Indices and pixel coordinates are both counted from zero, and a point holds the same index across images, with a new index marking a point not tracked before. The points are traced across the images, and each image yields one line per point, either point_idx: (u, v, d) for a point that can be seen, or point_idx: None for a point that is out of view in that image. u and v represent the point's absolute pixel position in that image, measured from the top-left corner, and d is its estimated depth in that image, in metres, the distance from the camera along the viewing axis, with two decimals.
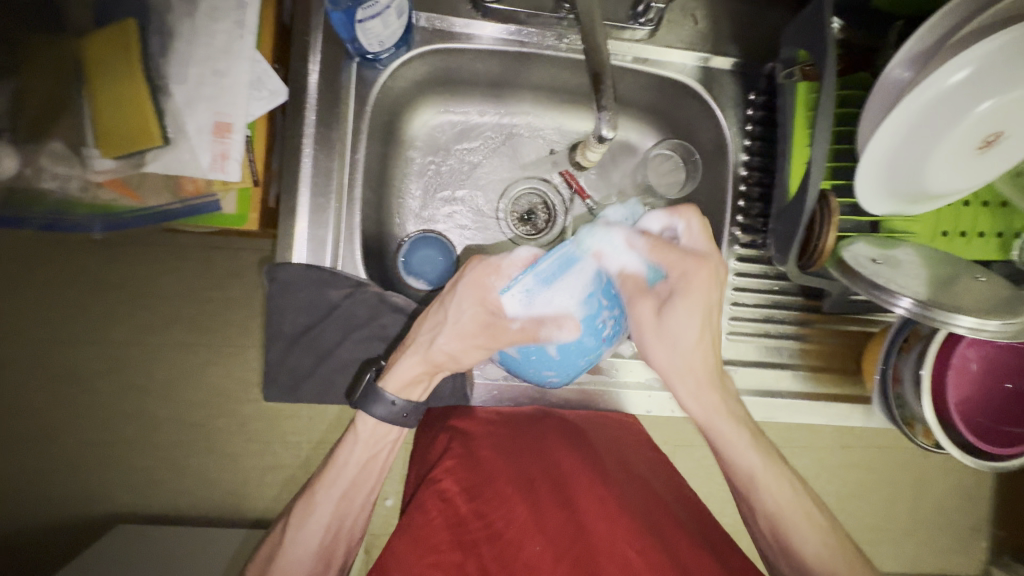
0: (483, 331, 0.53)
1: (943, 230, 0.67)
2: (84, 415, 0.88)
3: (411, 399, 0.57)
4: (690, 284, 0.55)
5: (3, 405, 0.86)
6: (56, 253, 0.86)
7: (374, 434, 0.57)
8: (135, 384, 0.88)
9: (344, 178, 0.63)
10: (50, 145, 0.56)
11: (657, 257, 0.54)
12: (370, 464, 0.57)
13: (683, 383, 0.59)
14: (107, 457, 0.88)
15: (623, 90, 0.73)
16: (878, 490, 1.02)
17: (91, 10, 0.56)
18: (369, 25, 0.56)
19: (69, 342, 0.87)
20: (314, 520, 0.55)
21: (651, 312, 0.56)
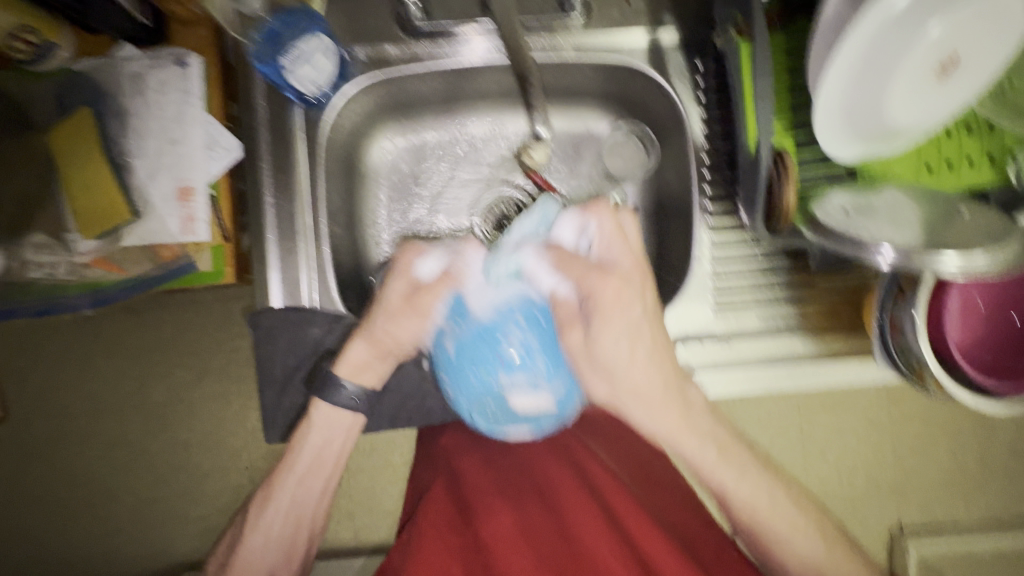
0: (414, 308, 0.60)
1: (926, 163, 0.62)
2: (119, 480, 0.92)
3: (359, 384, 0.61)
4: (611, 287, 0.55)
5: (45, 482, 0.91)
6: (71, 333, 0.91)
7: (326, 422, 0.62)
8: (162, 444, 0.92)
9: (309, 219, 0.65)
10: (33, 238, 0.60)
11: (565, 272, 0.57)
12: (321, 454, 0.62)
13: (632, 405, 0.57)
14: (147, 516, 0.92)
15: (570, 82, 0.72)
16: (922, 444, 0.97)
17: (52, 107, 0.60)
18: (300, 72, 0.61)
19: (95, 415, 0.91)
20: (271, 509, 0.61)
21: (580, 339, 0.56)
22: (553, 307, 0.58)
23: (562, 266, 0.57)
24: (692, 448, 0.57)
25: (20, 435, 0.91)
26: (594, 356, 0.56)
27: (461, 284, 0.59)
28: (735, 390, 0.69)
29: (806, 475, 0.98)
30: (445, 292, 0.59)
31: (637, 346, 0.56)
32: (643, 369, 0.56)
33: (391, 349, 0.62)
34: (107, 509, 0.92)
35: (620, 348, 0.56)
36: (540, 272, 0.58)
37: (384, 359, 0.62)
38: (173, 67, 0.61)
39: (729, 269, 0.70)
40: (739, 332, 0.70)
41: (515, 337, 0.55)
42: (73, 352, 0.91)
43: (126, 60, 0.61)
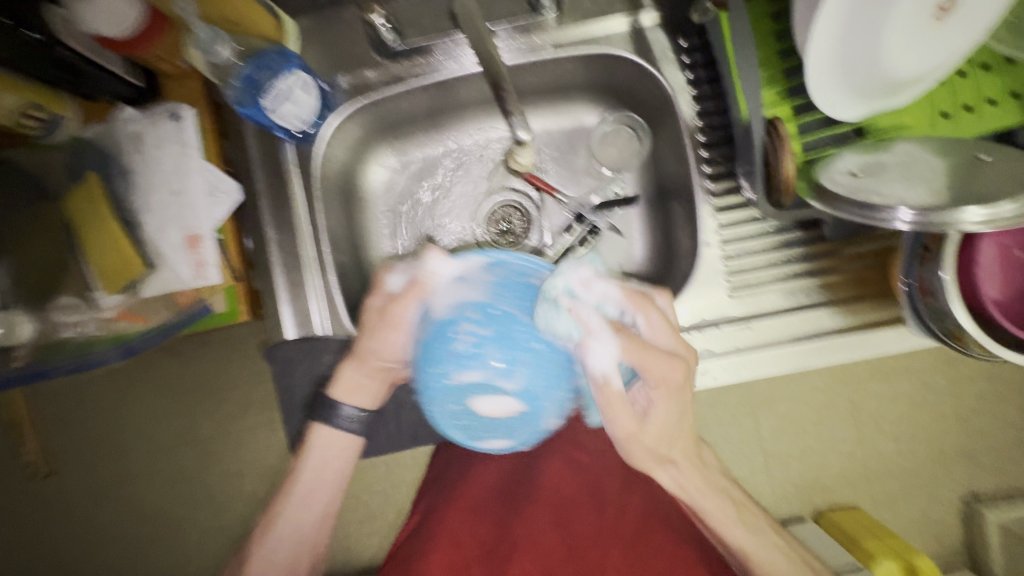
0: (387, 322, 0.59)
1: (942, 109, 0.58)
2: (172, 515, 0.97)
3: (358, 406, 0.64)
4: (664, 374, 0.54)
5: (109, 524, 0.97)
6: (117, 385, 0.96)
7: (327, 441, 0.64)
8: (212, 479, 0.96)
9: (313, 250, 0.67)
10: (62, 300, 0.63)
11: (634, 359, 0.53)
12: (324, 472, 0.65)
13: (662, 464, 0.60)
14: (201, 547, 0.97)
15: (552, 78, 0.71)
16: (982, 406, 0.91)
17: (63, 176, 0.64)
18: (283, 110, 0.62)
19: (149, 458, 0.97)
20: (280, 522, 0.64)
21: (630, 423, 0.56)
22: (514, 302, 0.51)
23: (638, 351, 0.53)
24: (707, 503, 0.61)
25: (82, 484, 0.96)
26: (648, 423, 0.57)
27: (423, 292, 0.56)
28: (759, 372, 0.66)
29: (862, 451, 0.93)
30: (418, 298, 0.57)
31: (679, 410, 0.56)
32: (677, 428, 0.58)
33: (381, 364, 0.62)
34: (172, 545, 0.97)
35: (672, 416, 0.57)
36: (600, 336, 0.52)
37: (380, 377, 0.63)
38: (168, 122, 0.63)
39: (739, 249, 0.67)
40: (760, 313, 0.67)
41: (465, 334, 0.50)
42: (119, 402, 0.96)
43: (124, 120, 0.64)
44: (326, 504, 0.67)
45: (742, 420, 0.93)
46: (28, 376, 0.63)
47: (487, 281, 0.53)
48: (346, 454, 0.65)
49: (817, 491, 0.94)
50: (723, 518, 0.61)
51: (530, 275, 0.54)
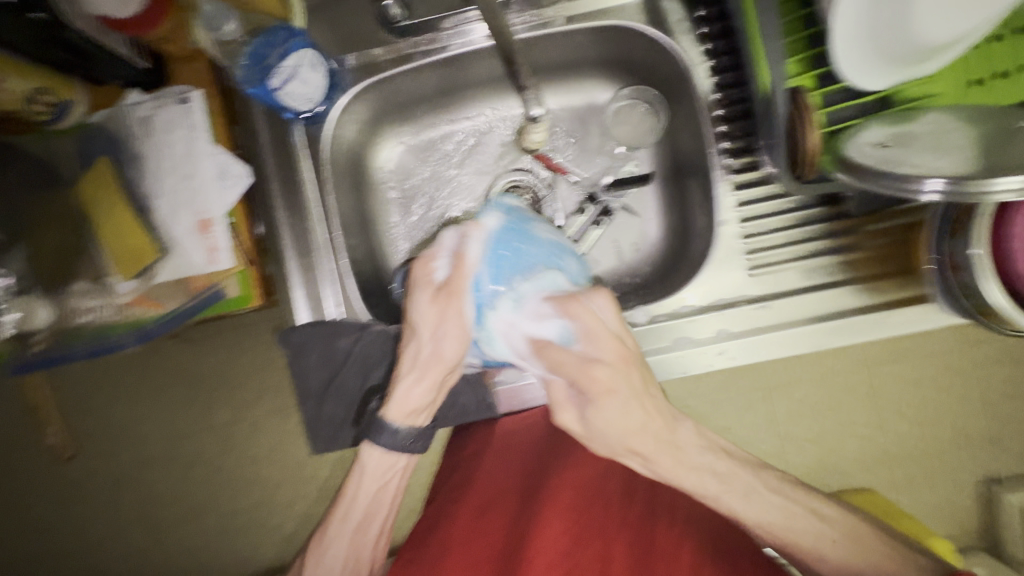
0: (443, 318, 0.59)
1: (976, 78, 0.56)
2: (194, 495, 0.99)
3: (412, 425, 0.61)
4: (590, 332, 0.53)
5: (132, 505, 0.99)
6: (137, 373, 0.97)
7: (379, 463, 0.62)
8: (231, 463, 0.98)
9: (324, 232, 0.66)
10: (77, 286, 0.64)
11: (557, 352, 0.54)
12: (379, 494, 0.62)
13: (636, 457, 0.53)
14: (225, 528, 0.99)
15: (564, 54, 0.69)
16: (1007, 386, 0.89)
17: (76, 162, 0.64)
18: (290, 89, 0.60)
19: (169, 442, 0.98)
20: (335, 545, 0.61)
21: (574, 416, 0.54)
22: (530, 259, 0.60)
23: (594, 329, 0.53)
24: (682, 480, 0.53)
25: (104, 467, 0.99)
26: (593, 427, 0.53)
27: (469, 269, 0.59)
28: (778, 353, 0.65)
29: (881, 434, 0.92)
30: (469, 282, 0.59)
31: (630, 409, 0.52)
32: (633, 427, 0.52)
33: (441, 371, 0.61)
34: (194, 528, 0.99)
35: (620, 419, 0.52)
36: (549, 319, 0.55)
37: (437, 387, 0.62)
38: (177, 106, 0.63)
39: (757, 227, 0.65)
40: (779, 292, 0.65)
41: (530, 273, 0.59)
42: (138, 389, 0.97)
43: (135, 105, 0.64)
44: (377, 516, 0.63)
45: (755, 404, 0.92)
46: (51, 358, 0.65)
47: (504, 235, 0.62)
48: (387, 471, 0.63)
49: (841, 476, 0.92)
50: (703, 487, 0.53)
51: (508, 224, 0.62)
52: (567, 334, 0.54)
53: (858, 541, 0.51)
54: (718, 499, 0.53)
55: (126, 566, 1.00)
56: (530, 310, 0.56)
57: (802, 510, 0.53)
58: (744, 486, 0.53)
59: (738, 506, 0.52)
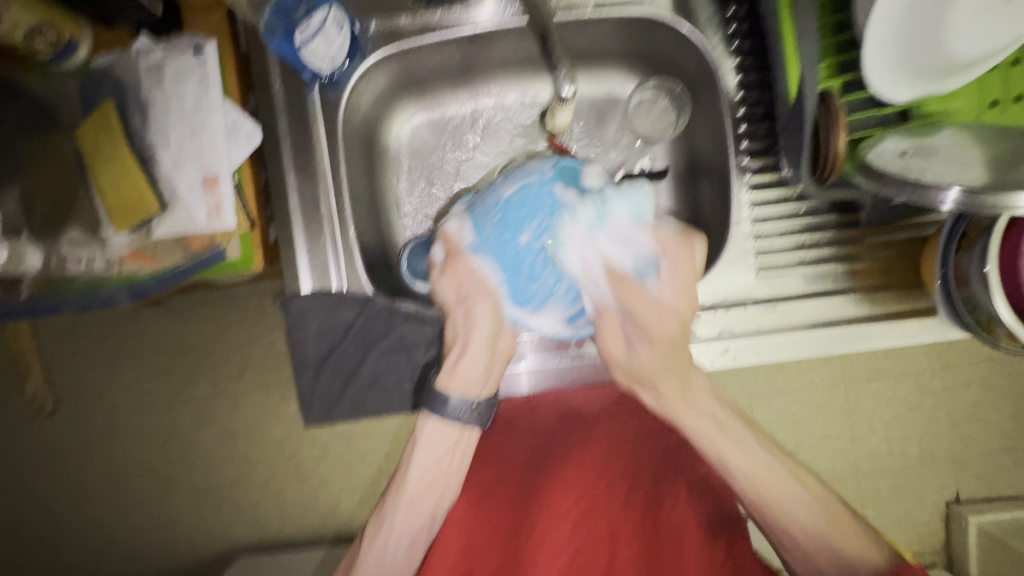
0: (475, 287, 0.59)
1: (992, 99, 0.57)
2: (171, 466, 0.96)
3: (470, 395, 0.60)
4: (672, 274, 0.57)
5: (104, 472, 0.96)
6: (122, 333, 0.95)
7: (434, 435, 0.61)
8: (213, 435, 0.95)
9: (333, 201, 0.65)
10: (70, 233, 0.60)
11: (618, 288, 0.58)
12: (437, 466, 0.62)
13: (641, 387, 0.62)
14: (200, 504, 0.96)
15: (589, 41, 0.68)
16: (978, 410, 0.92)
17: (79, 106, 0.61)
18: (313, 46, 0.58)
19: (148, 409, 0.95)
20: (390, 529, 0.61)
21: (621, 348, 0.61)
22: (549, 201, 0.58)
23: (674, 278, 0.57)
24: (686, 420, 0.61)
25: (80, 428, 0.95)
26: (633, 366, 0.61)
27: (460, 237, 0.60)
28: (780, 356, 0.65)
29: (856, 447, 0.93)
30: (468, 256, 0.59)
31: (672, 355, 0.60)
32: (662, 363, 0.60)
33: (491, 337, 0.60)
34: (168, 499, 0.96)
35: (662, 359, 0.60)
36: (628, 254, 0.57)
37: (491, 348, 0.61)
38: (190, 56, 0.60)
39: (769, 230, 0.66)
40: (785, 296, 0.66)
41: (581, 223, 0.57)
42: (123, 350, 0.95)
43: (143, 51, 0.61)
44: (437, 495, 0.63)
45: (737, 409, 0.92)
46: (38, 307, 0.60)
47: (541, 193, 0.58)
48: (449, 446, 0.62)
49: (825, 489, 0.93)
50: (701, 430, 0.60)
51: (535, 184, 0.59)
52: (642, 268, 0.57)
53: (845, 523, 0.56)
54: (711, 440, 0.60)
55: (93, 534, 0.96)
56: (613, 232, 0.58)
57: (802, 485, 0.58)
58: (738, 435, 0.60)
59: (730, 456, 0.59)
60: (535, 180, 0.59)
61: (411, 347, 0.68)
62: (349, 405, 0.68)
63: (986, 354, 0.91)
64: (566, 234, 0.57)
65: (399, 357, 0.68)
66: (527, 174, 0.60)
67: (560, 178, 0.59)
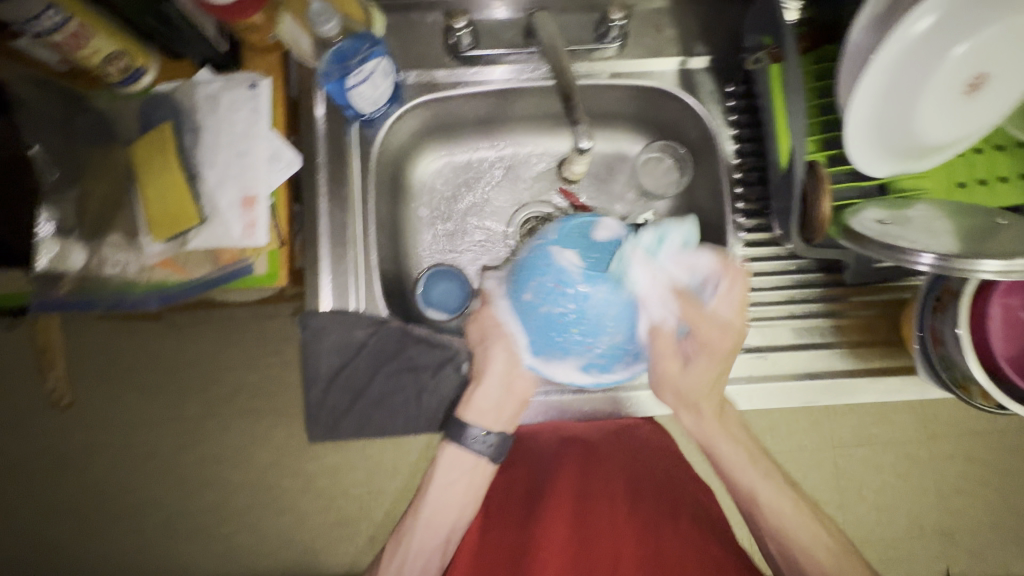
0: (493, 331, 0.63)
1: (960, 181, 0.64)
2: (162, 484, 0.97)
3: (485, 426, 0.64)
4: (729, 293, 0.59)
5: (93, 485, 0.97)
6: (136, 343, 1.00)
7: (452, 460, 0.65)
8: (209, 452, 0.98)
9: (359, 228, 0.70)
10: (110, 238, 0.65)
11: (683, 312, 0.58)
12: (453, 485, 0.64)
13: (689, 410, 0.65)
14: (186, 527, 0.97)
15: (603, 103, 0.76)
16: (964, 485, 0.94)
17: (136, 123, 0.67)
18: (360, 89, 0.63)
19: (149, 422, 0.98)
20: (412, 549, 0.63)
21: (675, 368, 0.62)
22: (559, 274, 0.55)
23: (732, 287, 0.59)
24: (722, 447, 0.65)
25: (79, 435, 0.97)
26: (681, 387, 0.63)
27: (493, 298, 0.63)
28: (771, 402, 0.68)
29: (845, 513, 0.95)
30: (490, 311, 0.63)
31: (718, 369, 0.63)
32: (711, 382, 0.63)
33: (508, 377, 0.64)
34: (155, 515, 0.97)
35: (711, 377, 0.63)
36: (693, 271, 0.58)
37: (507, 387, 0.65)
38: (245, 89, 0.67)
39: (761, 282, 0.71)
40: (776, 345, 0.70)
41: (584, 289, 0.54)
42: (136, 357, 0.99)
43: (202, 82, 0.67)
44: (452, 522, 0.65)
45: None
46: (67, 304, 0.65)
47: (547, 268, 0.55)
48: (469, 475, 0.65)
49: None
50: (733, 458, 0.65)
51: (548, 252, 0.56)
52: (700, 284, 0.59)
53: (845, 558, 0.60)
54: (744, 471, 0.64)
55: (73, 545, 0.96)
56: (675, 257, 0.57)
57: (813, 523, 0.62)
58: (765, 467, 0.65)
59: (761, 488, 0.63)
60: (546, 254, 0.56)
61: (418, 370, 0.70)
62: (351, 424, 0.69)
63: (971, 429, 0.94)
64: (599, 298, 0.54)
65: (406, 380, 0.70)
66: (540, 241, 0.57)
67: (563, 244, 0.56)
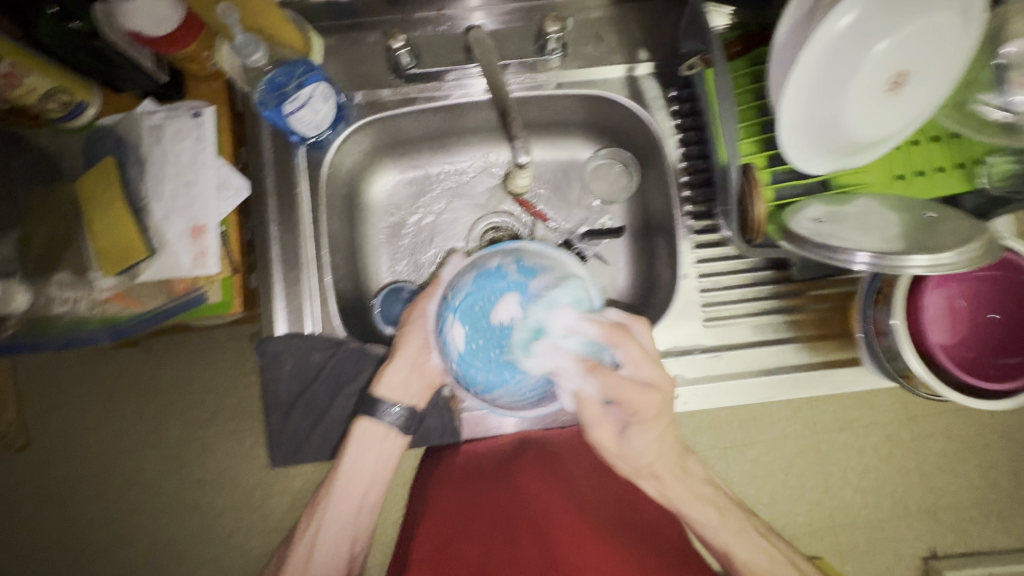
0: (423, 319, 0.66)
1: (898, 174, 0.66)
2: (151, 513, 1.01)
3: (399, 401, 0.66)
4: (635, 358, 0.56)
5: (86, 513, 1.01)
6: (117, 374, 1.02)
7: (368, 433, 0.66)
8: (194, 476, 1.01)
9: (313, 250, 0.70)
10: (60, 276, 0.65)
11: (608, 390, 0.55)
12: (363, 464, 0.65)
13: (652, 477, 0.65)
14: (176, 550, 1.00)
15: (551, 114, 0.77)
16: (940, 462, 0.96)
17: (81, 160, 0.67)
18: (301, 115, 0.63)
19: (134, 449, 1.01)
20: (328, 518, 0.65)
21: (611, 434, 0.60)
22: (450, 343, 0.59)
23: (626, 381, 0.55)
24: (687, 505, 0.65)
25: (68, 466, 1.01)
26: (625, 446, 0.61)
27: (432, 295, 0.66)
28: (728, 401, 0.70)
29: (827, 499, 0.97)
30: (433, 296, 0.66)
31: (659, 436, 0.60)
32: (655, 448, 0.62)
33: (425, 358, 0.66)
34: (146, 541, 1.01)
35: (650, 440, 0.61)
36: (575, 335, 0.56)
37: (420, 370, 0.66)
38: (189, 118, 0.67)
39: (713, 283, 0.72)
40: (731, 344, 0.71)
41: (456, 367, 0.59)
42: (117, 388, 1.02)
43: (146, 113, 0.67)
44: (364, 499, 0.66)
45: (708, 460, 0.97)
46: (21, 344, 0.65)
47: (444, 333, 0.60)
48: (380, 446, 0.66)
49: (804, 546, 0.97)
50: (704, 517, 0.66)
51: (449, 315, 0.60)
52: (608, 387, 0.56)
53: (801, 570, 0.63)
54: (717, 531, 0.65)
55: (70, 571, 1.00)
56: (563, 321, 0.56)
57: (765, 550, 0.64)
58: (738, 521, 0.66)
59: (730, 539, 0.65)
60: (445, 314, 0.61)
61: None
62: (314, 447, 0.70)
63: (944, 407, 0.96)
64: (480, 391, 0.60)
65: None
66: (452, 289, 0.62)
67: (457, 319, 0.58)
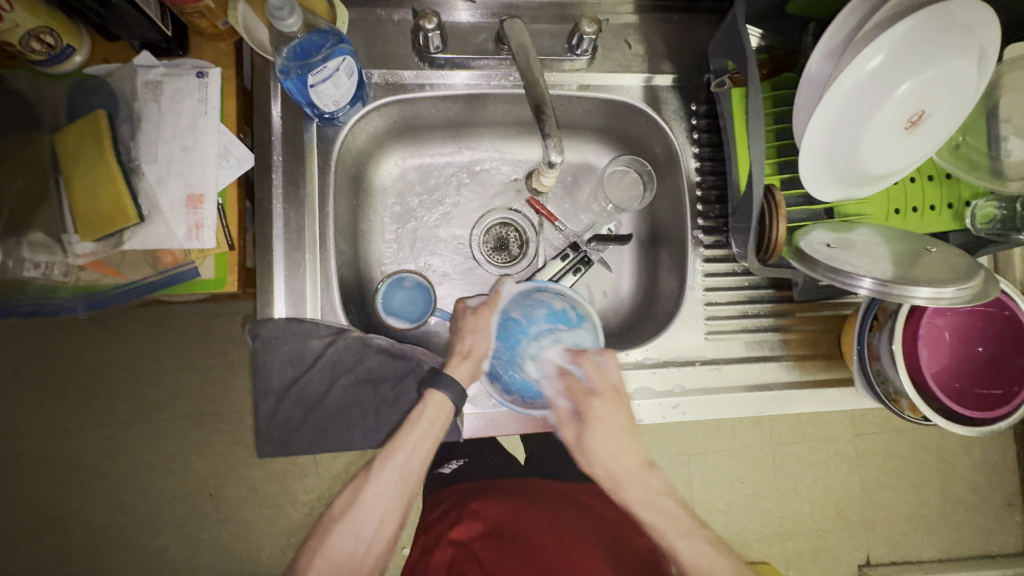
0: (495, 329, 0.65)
1: (896, 208, 0.69)
2: (98, 497, 0.93)
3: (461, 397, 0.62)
4: (591, 373, 0.63)
5: (23, 493, 0.92)
6: (70, 344, 0.94)
7: (435, 407, 0.62)
8: (149, 460, 0.94)
9: (317, 231, 0.66)
10: (31, 235, 0.59)
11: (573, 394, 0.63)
12: (439, 423, 0.62)
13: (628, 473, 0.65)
14: (123, 538, 0.93)
15: (570, 115, 0.76)
16: (890, 480, 1.03)
17: (64, 110, 0.61)
18: (322, 88, 0.59)
19: (84, 427, 0.93)
20: (393, 465, 0.61)
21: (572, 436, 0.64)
22: (521, 338, 0.64)
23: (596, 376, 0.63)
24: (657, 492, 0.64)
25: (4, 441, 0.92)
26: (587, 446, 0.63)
27: (501, 302, 0.67)
28: (721, 413, 0.71)
29: (786, 509, 1.02)
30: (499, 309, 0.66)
31: (617, 439, 0.62)
32: (615, 452, 0.63)
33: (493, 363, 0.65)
34: (90, 528, 0.93)
35: (607, 443, 0.63)
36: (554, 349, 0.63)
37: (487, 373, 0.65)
38: (192, 77, 0.62)
39: (717, 297, 0.74)
40: (728, 358, 0.73)
41: (519, 357, 0.63)
42: (70, 360, 0.94)
43: (144, 67, 0.61)
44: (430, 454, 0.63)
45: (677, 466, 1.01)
46: None
47: (512, 328, 0.64)
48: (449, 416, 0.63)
49: (760, 552, 1.02)
50: (650, 515, 0.61)
51: (520, 319, 0.64)
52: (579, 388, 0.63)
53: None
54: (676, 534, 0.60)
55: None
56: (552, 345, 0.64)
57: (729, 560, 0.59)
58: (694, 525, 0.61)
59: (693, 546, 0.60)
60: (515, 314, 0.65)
61: (377, 383, 0.68)
62: (304, 439, 0.66)
63: (896, 429, 1.03)
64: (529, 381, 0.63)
65: (364, 393, 0.68)
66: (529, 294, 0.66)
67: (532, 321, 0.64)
